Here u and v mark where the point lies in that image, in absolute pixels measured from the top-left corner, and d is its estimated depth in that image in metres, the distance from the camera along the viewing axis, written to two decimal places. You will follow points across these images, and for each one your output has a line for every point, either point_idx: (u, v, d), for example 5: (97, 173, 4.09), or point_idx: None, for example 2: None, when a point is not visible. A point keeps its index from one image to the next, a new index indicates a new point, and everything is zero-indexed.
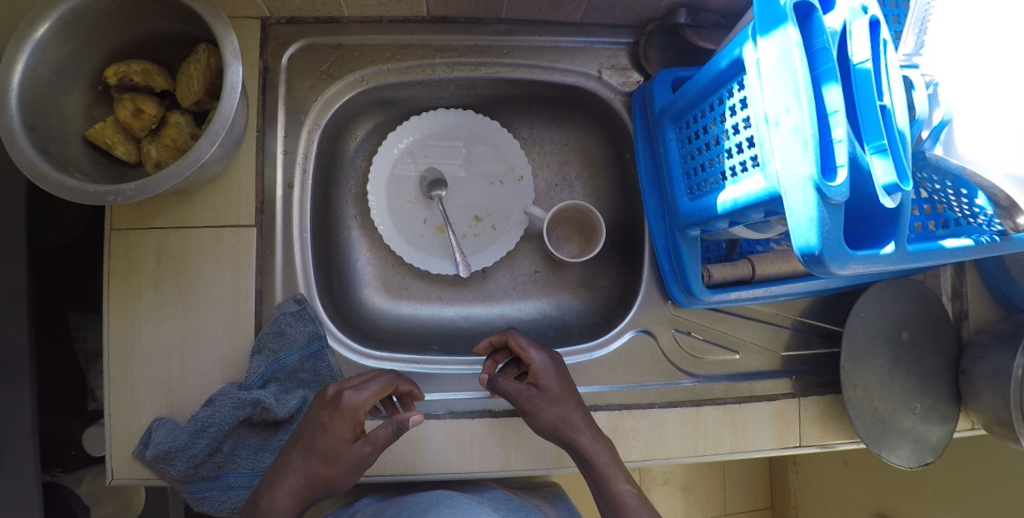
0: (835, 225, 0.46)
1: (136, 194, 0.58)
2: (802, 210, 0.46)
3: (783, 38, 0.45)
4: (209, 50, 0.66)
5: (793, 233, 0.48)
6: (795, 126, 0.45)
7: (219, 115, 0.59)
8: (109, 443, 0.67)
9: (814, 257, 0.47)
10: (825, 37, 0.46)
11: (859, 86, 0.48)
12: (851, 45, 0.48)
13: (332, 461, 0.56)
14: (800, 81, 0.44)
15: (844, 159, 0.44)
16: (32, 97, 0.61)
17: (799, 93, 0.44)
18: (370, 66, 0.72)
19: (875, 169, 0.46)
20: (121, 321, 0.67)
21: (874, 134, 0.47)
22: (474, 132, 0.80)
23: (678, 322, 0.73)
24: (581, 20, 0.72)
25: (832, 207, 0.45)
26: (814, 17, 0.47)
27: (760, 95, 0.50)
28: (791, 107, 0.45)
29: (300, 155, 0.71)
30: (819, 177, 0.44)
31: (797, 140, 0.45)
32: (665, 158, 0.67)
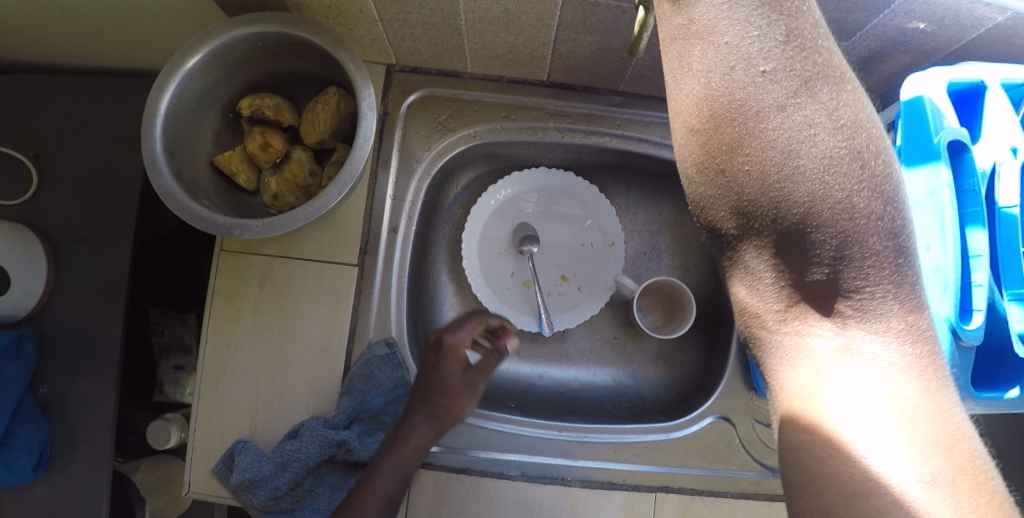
0: (965, 365, 0.48)
1: (262, 231, 0.60)
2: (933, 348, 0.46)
3: (933, 177, 0.45)
4: (339, 94, 0.68)
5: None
6: (936, 265, 0.46)
7: (349, 165, 0.60)
8: (190, 457, 0.67)
9: None
10: (975, 182, 0.47)
11: (1001, 228, 0.48)
12: (999, 187, 0.48)
13: (450, 391, 0.67)
14: (948, 223, 0.44)
15: (983, 305, 0.45)
16: (174, 122, 0.64)
17: (946, 235, 0.45)
18: (485, 123, 0.75)
19: (1011, 315, 0.47)
20: (218, 340, 0.68)
21: (1014, 280, 0.47)
22: (570, 192, 0.81)
23: (758, 412, 0.72)
24: None
25: (963, 347, 0.47)
26: (967, 157, 0.47)
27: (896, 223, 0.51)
28: (934, 246, 0.46)
29: (407, 202, 0.73)
30: (957, 320, 0.45)
31: (936, 279, 0.46)
32: None
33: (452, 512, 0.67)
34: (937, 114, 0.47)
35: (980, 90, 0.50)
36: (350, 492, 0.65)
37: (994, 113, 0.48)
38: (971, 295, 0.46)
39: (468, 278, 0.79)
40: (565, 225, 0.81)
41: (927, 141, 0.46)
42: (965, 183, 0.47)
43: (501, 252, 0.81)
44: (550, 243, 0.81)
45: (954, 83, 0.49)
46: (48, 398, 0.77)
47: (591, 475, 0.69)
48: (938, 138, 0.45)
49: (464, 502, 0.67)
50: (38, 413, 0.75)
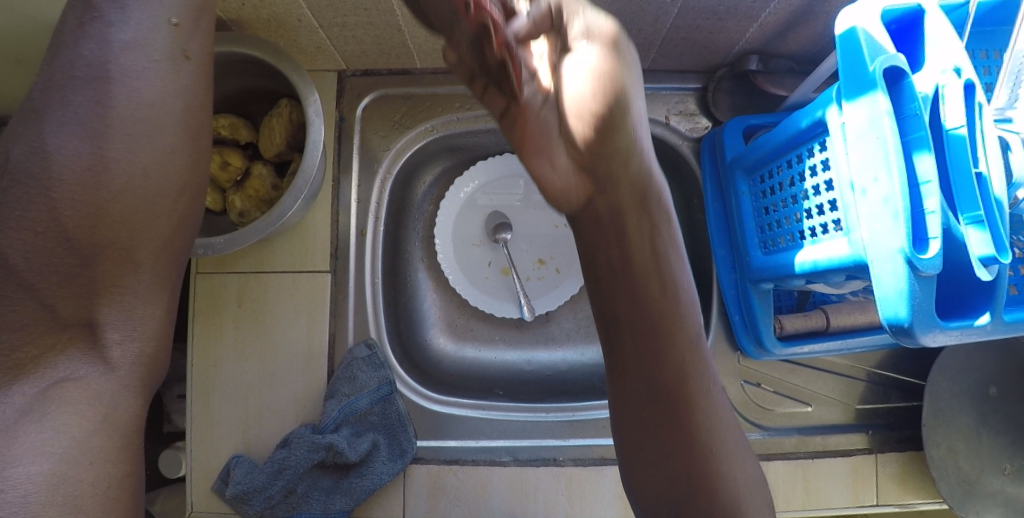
0: (928, 296, 0.44)
1: (226, 246, 0.62)
2: (891, 281, 0.45)
3: (872, 105, 0.44)
4: (291, 105, 0.69)
5: (879, 301, 0.46)
6: (885, 196, 0.44)
7: (303, 173, 0.62)
8: (190, 477, 0.69)
9: (903, 328, 0.45)
10: (917, 105, 0.44)
11: (951, 151, 0.46)
12: (944, 110, 0.46)
13: None
14: (892, 152, 0.43)
15: (937, 232, 0.43)
16: None
17: (891, 165, 0.43)
18: (441, 115, 0.75)
19: (970, 239, 0.45)
20: (203, 360, 0.69)
21: (969, 203, 0.46)
22: None
23: (748, 374, 0.72)
24: (648, 67, 0.73)
25: (924, 278, 0.44)
26: (905, 82, 0.45)
27: (843, 160, 0.49)
28: (880, 177, 0.44)
29: (372, 203, 0.74)
30: (910, 250, 0.43)
31: (886, 211, 0.44)
32: (736, 210, 0.66)
33: (449, 504, 0.67)
34: (872, 41, 0.45)
35: (918, 15, 0.49)
36: (345, 495, 0.66)
37: (932, 36, 0.47)
38: (925, 223, 0.44)
39: (445, 273, 0.79)
40: (534, 208, 0.81)
41: (863, 70, 0.45)
42: (908, 109, 0.45)
43: (473, 242, 0.80)
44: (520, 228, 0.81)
45: (889, 11, 0.48)
46: None
47: (583, 454, 0.69)
48: (874, 66, 0.44)
49: (459, 493, 0.67)
50: None
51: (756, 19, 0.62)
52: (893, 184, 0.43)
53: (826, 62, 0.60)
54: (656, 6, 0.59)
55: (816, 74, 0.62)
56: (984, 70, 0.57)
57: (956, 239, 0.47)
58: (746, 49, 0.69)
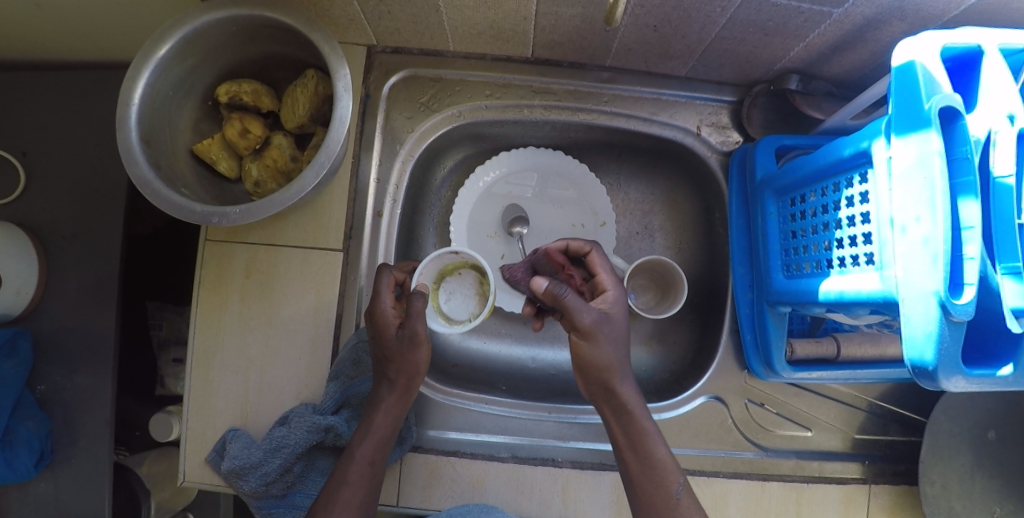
0: (955, 341, 0.44)
1: (239, 218, 0.61)
2: (920, 322, 0.45)
3: (923, 144, 0.43)
4: (317, 77, 0.67)
5: (905, 341, 0.46)
6: (925, 237, 0.44)
7: (325, 149, 0.61)
8: (184, 446, 0.68)
9: (926, 371, 0.45)
10: (969, 149, 0.43)
11: (995, 199, 0.46)
12: (993, 156, 0.46)
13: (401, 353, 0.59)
14: (938, 195, 0.42)
15: (974, 279, 0.43)
16: (150, 110, 0.63)
17: (935, 207, 0.43)
18: (468, 102, 0.73)
19: (1004, 289, 0.45)
20: (207, 329, 0.68)
21: (1008, 253, 0.46)
22: (559, 169, 0.79)
23: (751, 393, 0.71)
24: (685, 75, 0.71)
25: (954, 323, 0.44)
26: (960, 124, 0.44)
27: (884, 196, 0.48)
28: (923, 217, 0.44)
29: (391, 185, 0.72)
30: (945, 295, 0.42)
31: (925, 253, 0.43)
32: (761, 230, 0.65)
33: (444, 494, 0.67)
34: (930, 78, 0.44)
35: (976, 56, 0.47)
36: None
37: (989, 80, 0.46)
38: (962, 269, 0.44)
39: None
40: (555, 206, 0.79)
41: (917, 106, 0.44)
42: (959, 150, 0.44)
43: (488, 233, 0.79)
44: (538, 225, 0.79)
45: (948, 47, 0.46)
46: (46, 395, 0.77)
47: (581, 457, 0.69)
48: (929, 104, 0.43)
49: (455, 484, 0.67)
50: (38, 409, 0.76)
51: (804, 38, 0.60)
52: (935, 226, 0.43)
53: (872, 89, 0.59)
54: (705, 14, 0.57)
55: (859, 100, 0.60)
56: None
57: (990, 286, 0.47)
58: (787, 67, 0.68)
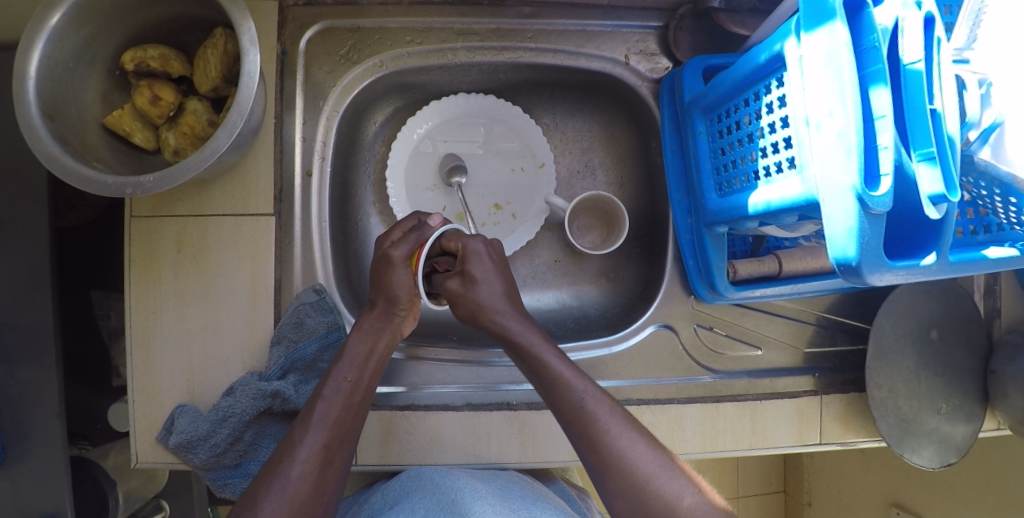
0: (877, 235, 0.41)
1: (156, 187, 0.57)
2: (841, 220, 0.42)
3: (830, 37, 0.40)
4: (226, 34, 0.64)
5: (829, 242, 0.44)
6: (839, 131, 0.40)
7: (237, 106, 0.57)
8: (133, 428, 0.66)
9: (851, 268, 0.43)
10: (876, 36, 0.39)
11: (907, 89, 0.41)
12: (903, 43, 0.41)
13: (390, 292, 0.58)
14: (848, 84, 0.39)
15: (889, 168, 0.39)
16: (50, 83, 0.58)
17: (846, 97, 0.39)
18: (390, 50, 0.71)
19: (921, 178, 0.41)
20: (144, 307, 0.66)
21: (922, 139, 0.41)
22: (493, 115, 0.80)
23: (700, 317, 0.72)
24: (608, 3, 0.70)
25: (875, 217, 0.41)
26: (865, 12, 0.40)
27: (799, 96, 0.44)
28: (836, 111, 0.40)
29: (318, 142, 0.71)
30: (861, 188, 0.39)
31: (839, 146, 0.40)
32: (693, 151, 0.63)
33: (401, 448, 0.66)
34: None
35: None
36: None
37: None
38: (877, 160, 0.40)
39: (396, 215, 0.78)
40: (491, 155, 0.80)
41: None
42: (867, 41, 0.40)
43: (426, 186, 0.80)
44: (477, 174, 0.80)
45: None
46: None
47: (537, 398, 0.69)
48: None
49: (413, 437, 0.66)
50: None
51: None
52: (847, 118, 0.39)
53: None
54: None
55: (775, 16, 0.60)
56: (944, 10, 0.55)
57: (908, 178, 0.42)
58: None
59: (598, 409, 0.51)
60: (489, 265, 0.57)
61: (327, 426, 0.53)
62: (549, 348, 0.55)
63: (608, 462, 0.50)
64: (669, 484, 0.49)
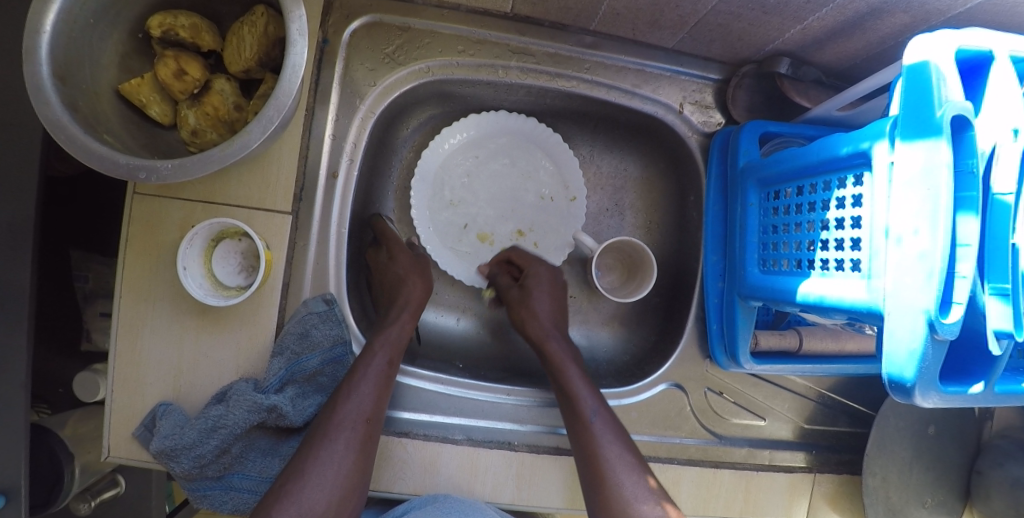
0: (937, 361, 0.40)
1: (173, 175, 0.52)
2: (904, 340, 0.41)
3: (929, 154, 0.38)
4: (269, 15, 0.58)
5: (885, 356, 0.42)
6: (921, 252, 0.39)
7: (275, 101, 0.52)
8: (107, 420, 0.61)
9: (902, 387, 0.42)
10: (975, 161, 0.38)
11: (991, 219, 0.40)
12: (994, 171, 0.40)
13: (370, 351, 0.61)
14: (942, 207, 0.37)
15: (964, 298, 0.38)
16: (67, 41, 0.52)
17: (937, 220, 0.37)
18: (439, 57, 0.67)
19: (989, 311, 0.40)
20: (136, 292, 0.61)
21: (998, 272, 0.40)
22: (529, 136, 0.76)
23: (711, 381, 0.71)
24: (673, 48, 0.67)
25: (938, 342, 0.39)
26: (967, 134, 0.39)
27: (881, 204, 0.43)
28: (922, 231, 0.38)
29: (348, 142, 0.66)
30: (935, 314, 0.38)
31: (920, 268, 0.39)
32: (740, 220, 0.62)
33: (393, 476, 0.63)
34: (942, 84, 0.39)
35: (986, 60, 0.42)
36: (284, 460, 0.61)
37: (994, 91, 0.41)
38: (952, 287, 0.39)
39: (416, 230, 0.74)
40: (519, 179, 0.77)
41: (927, 111, 0.39)
42: (962, 164, 0.39)
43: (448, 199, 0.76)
44: (501, 196, 0.77)
45: (959, 52, 0.41)
46: None
47: (538, 441, 0.67)
48: (941, 111, 0.38)
49: (405, 467, 0.63)
50: None
51: (802, 21, 0.57)
52: (934, 240, 0.38)
53: (871, 78, 0.56)
54: None
55: (852, 91, 0.58)
56: None
57: (976, 307, 0.42)
58: (780, 50, 0.64)
59: (591, 412, 0.61)
60: (546, 295, 0.70)
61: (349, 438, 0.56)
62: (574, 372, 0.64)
63: (585, 442, 0.59)
64: (632, 490, 0.57)
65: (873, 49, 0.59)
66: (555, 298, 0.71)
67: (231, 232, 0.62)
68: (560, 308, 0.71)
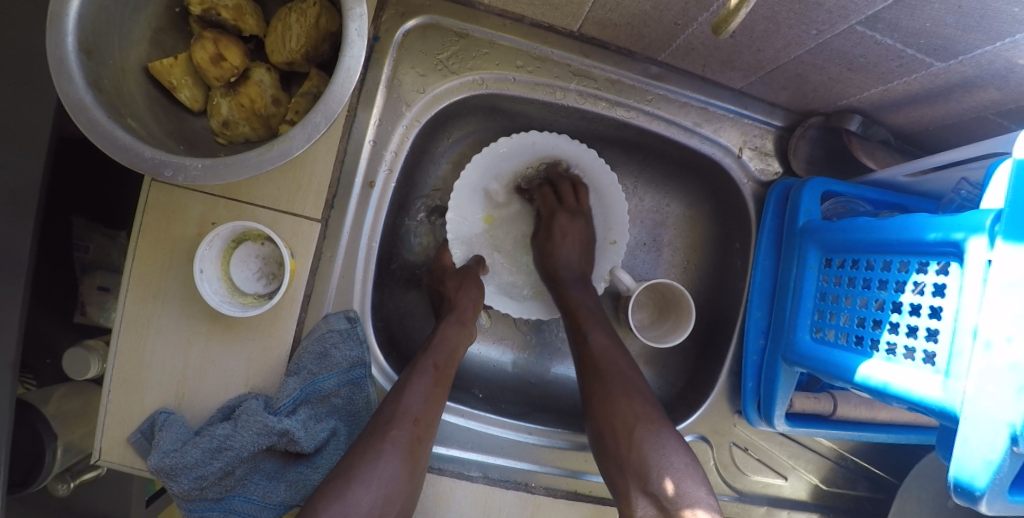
0: (1012, 473, 0.39)
1: (202, 175, 0.47)
2: (983, 448, 0.39)
3: None
4: (323, 7, 0.53)
5: (954, 459, 0.41)
6: None
7: (325, 105, 0.48)
8: (101, 422, 0.57)
9: (969, 492, 0.40)
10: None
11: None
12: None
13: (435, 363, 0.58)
14: None
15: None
16: (97, 11, 0.46)
17: None
18: (494, 70, 0.62)
19: None
20: (146, 287, 0.57)
21: None
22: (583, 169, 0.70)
23: (737, 437, 0.69)
24: (741, 88, 0.64)
25: (1016, 454, 0.38)
26: None
27: (971, 301, 0.41)
28: None
29: (388, 150, 0.62)
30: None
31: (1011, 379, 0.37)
32: (793, 281, 0.60)
33: None
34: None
35: None
36: (290, 487, 0.56)
37: None
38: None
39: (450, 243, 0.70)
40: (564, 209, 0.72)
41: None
42: None
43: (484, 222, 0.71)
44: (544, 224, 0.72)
45: None
46: None
47: (555, 483, 0.65)
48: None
49: (416, 500, 0.60)
50: None
51: (888, 82, 0.54)
52: None
53: (946, 155, 0.54)
54: (796, 34, 0.50)
55: (925, 162, 0.56)
56: None
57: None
58: (852, 105, 0.61)
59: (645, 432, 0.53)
60: (574, 244, 0.67)
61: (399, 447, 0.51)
62: (618, 387, 0.56)
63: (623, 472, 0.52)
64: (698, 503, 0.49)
65: (954, 119, 0.56)
66: (582, 245, 0.68)
67: (258, 235, 0.58)
68: (585, 256, 0.68)
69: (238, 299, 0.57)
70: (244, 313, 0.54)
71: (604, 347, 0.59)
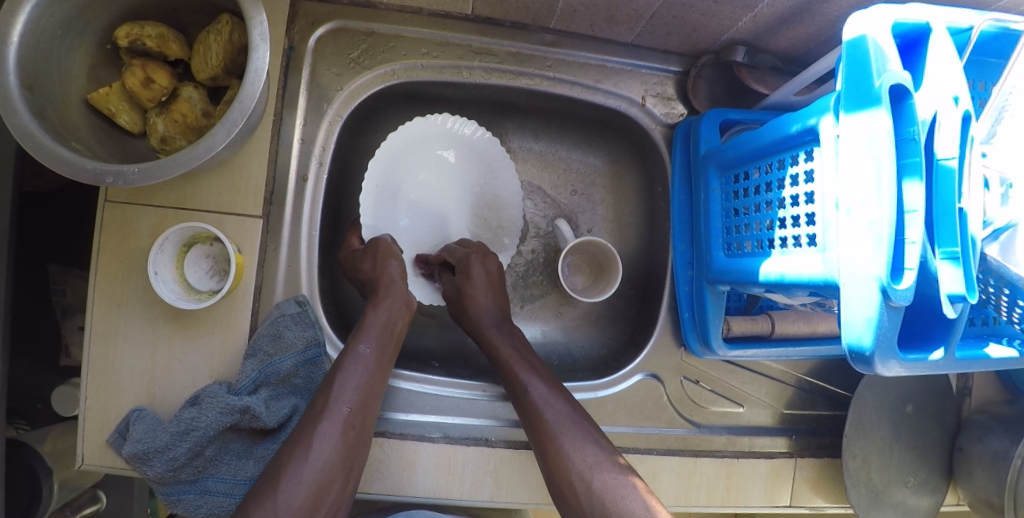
0: (894, 327, 0.41)
1: (140, 179, 0.52)
2: (860, 308, 0.41)
3: (872, 123, 0.39)
4: (233, 23, 0.60)
5: (844, 328, 0.43)
6: (870, 220, 0.40)
7: (238, 102, 0.53)
8: (82, 428, 0.61)
9: (862, 356, 0.42)
10: (915, 129, 0.40)
11: (937, 185, 0.41)
12: (937, 138, 0.41)
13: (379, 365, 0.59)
14: (886, 174, 0.38)
15: (915, 264, 0.39)
16: (33, 52, 0.53)
17: (883, 187, 0.38)
18: (404, 60, 0.68)
19: (942, 275, 0.41)
20: (108, 299, 0.61)
21: (947, 237, 0.41)
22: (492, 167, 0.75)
23: (687, 370, 0.72)
24: (632, 42, 0.69)
25: (893, 308, 0.40)
26: (908, 102, 0.40)
27: (830, 177, 0.44)
28: (870, 199, 0.39)
29: (316, 146, 0.68)
30: (887, 280, 0.39)
31: (870, 235, 0.39)
32: (703, 207, 0.64)
33: (371, 476, 0.63)
34: (880, 56, 0.40)
35: (924, 33, 0.44)
36: (258, 462, 0.61)
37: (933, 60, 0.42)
38: (902, 253, 0.40)
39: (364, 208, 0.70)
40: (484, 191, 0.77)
41: (867, 83, 0.40)
42: (905, 132, 0.41)
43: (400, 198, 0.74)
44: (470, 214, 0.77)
45: (896, 24, 0.42)
46: None
47: (515, 435, 0.68)
48: (880, 82, 0.39)
49: (383, 465, 0.63)
50: None
51: (752, 8, 0.58)
52: (881, 207, 0.39)
53: (817, 64, 0.57)
54: None
55: (803, 76, 0.59)
56: (978, 101, 0.53)
57: (929, 273, 0.43)
58: (735, 39, 0.66)
59: (563, 425, 0.59)
60: (485, 283, 0.68)
61: (356, 393, 0.56)
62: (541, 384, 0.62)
63: (551, 463, 0.58)
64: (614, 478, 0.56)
65: (823, 33, 0.60)
66: (490, 284, 0.69)
67: (209, 236, 0.62)
68: (494, 295, 0.69)
69: (190, 294, 0.61)
70: (188, 306, 0.58)
71: (542, 394, 0.61)
